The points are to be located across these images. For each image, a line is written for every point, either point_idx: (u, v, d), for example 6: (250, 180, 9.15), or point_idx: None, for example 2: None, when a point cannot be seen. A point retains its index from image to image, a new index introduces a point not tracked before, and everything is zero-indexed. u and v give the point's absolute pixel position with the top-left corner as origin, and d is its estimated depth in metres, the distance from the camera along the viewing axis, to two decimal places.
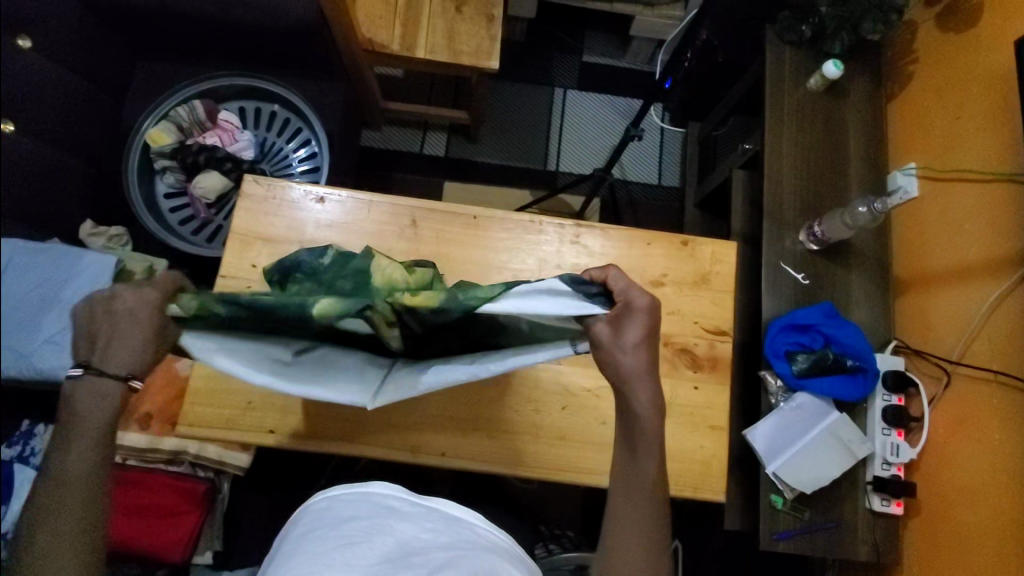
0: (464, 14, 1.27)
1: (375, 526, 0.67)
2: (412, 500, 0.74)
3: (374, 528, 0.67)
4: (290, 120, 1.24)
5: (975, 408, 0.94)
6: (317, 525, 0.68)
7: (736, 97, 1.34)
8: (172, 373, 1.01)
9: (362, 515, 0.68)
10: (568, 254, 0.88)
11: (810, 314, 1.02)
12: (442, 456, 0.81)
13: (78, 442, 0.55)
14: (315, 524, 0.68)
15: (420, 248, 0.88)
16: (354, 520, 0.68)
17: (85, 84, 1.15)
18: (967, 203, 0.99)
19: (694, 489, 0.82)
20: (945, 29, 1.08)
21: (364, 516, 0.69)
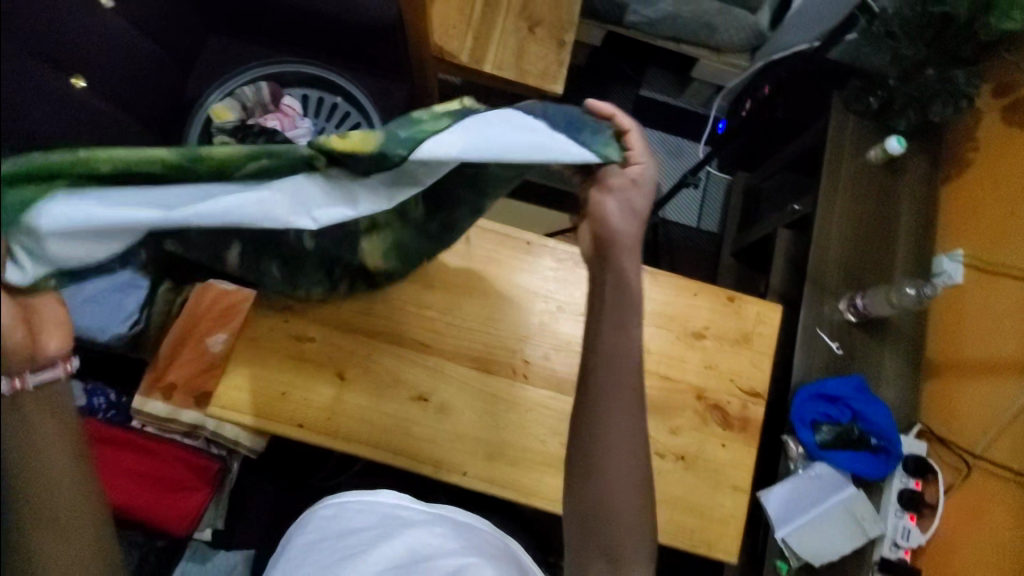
0: (535, 34, 1.28)
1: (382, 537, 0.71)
2: (419, 508, 0.77)
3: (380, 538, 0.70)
4: (349, 115, 1.24)
5: (990, 505, 0.94)
6: (329, 537, 0.72)
7: (792, 154, 1.34)
8: (201, 348, 1.02)
9: (370, 527, 0.72)
10: None
11: (841, 386, 1.02)
12: (464, 475, 0.81)
13: (46, 449, 0.50)
14: (327, 535, 0.72)
15: (470, 265, 0.88)
16: (362, 530, 0.72)
17: (159, 50, 1.17)
18: (1010, 298, 0.99)
19: (708, 547, 0.81)
20: (1009, 121, 1.08)
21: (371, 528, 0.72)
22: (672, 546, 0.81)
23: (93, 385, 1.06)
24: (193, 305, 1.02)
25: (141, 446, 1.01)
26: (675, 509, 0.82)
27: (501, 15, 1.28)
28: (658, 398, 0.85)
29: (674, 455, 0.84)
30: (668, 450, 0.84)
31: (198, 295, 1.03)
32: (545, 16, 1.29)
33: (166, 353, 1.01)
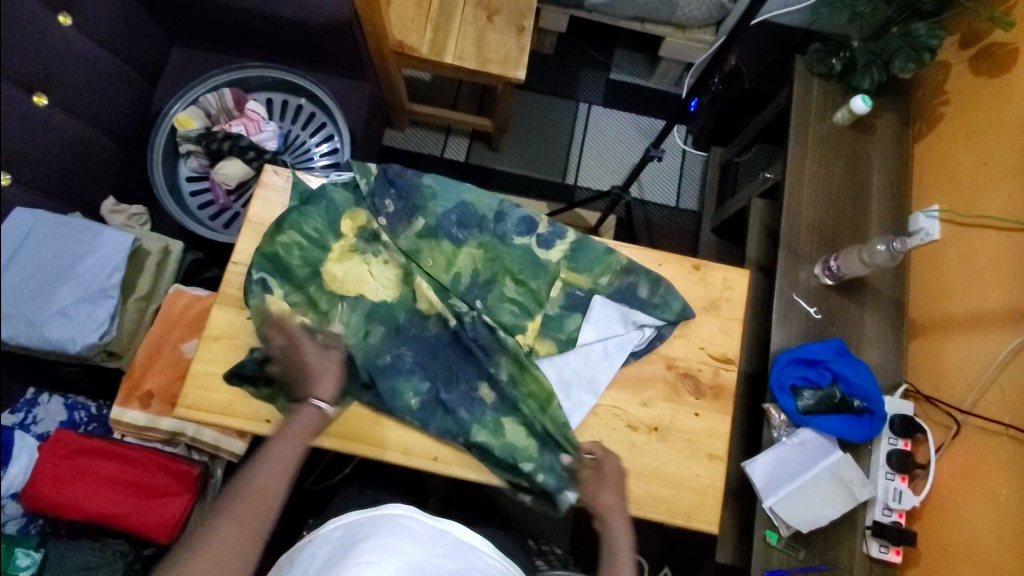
0: (495, 23, 1.28)
1: (390, 546, 0.68)
2: (424, 521, 0.74)
3: (388, 547, 0.67)
4: (315, 115, 1.25)
5: (984, 461, 0.91)
6: (331, 548, 0.68)
7: (760, 124, 1.34)
8: (176, 354, 1.02)
9: (376, 534, 0.69)
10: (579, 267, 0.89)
11: (820, 350, 1.00)
12: (435, 461, 0.81)
13: None
14: (332, 546, 0.69)
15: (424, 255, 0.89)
16: (369, 539, 0.69)
17: (121, 65, 1.18)
18: (987, 250, 0.98)
19: (686, 518, 0.80)
20: (977, 71, 1.06)
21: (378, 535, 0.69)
22: (651, 518, 0.80)
23: (72, 397, 1.07)
24: (167, 312, 1.04)
25: (118, 455, 0.99)
26: (650, 481, 0.81)
27: (460, 5, 1.28)
28: (627, 371, 0.85)
29: (647, 427, 0.83)
30: (641, 422, 0.83)
31: (173, 300, 1.05)
32: (504, 3, 1.29)
33: (141, 361, 1.02)
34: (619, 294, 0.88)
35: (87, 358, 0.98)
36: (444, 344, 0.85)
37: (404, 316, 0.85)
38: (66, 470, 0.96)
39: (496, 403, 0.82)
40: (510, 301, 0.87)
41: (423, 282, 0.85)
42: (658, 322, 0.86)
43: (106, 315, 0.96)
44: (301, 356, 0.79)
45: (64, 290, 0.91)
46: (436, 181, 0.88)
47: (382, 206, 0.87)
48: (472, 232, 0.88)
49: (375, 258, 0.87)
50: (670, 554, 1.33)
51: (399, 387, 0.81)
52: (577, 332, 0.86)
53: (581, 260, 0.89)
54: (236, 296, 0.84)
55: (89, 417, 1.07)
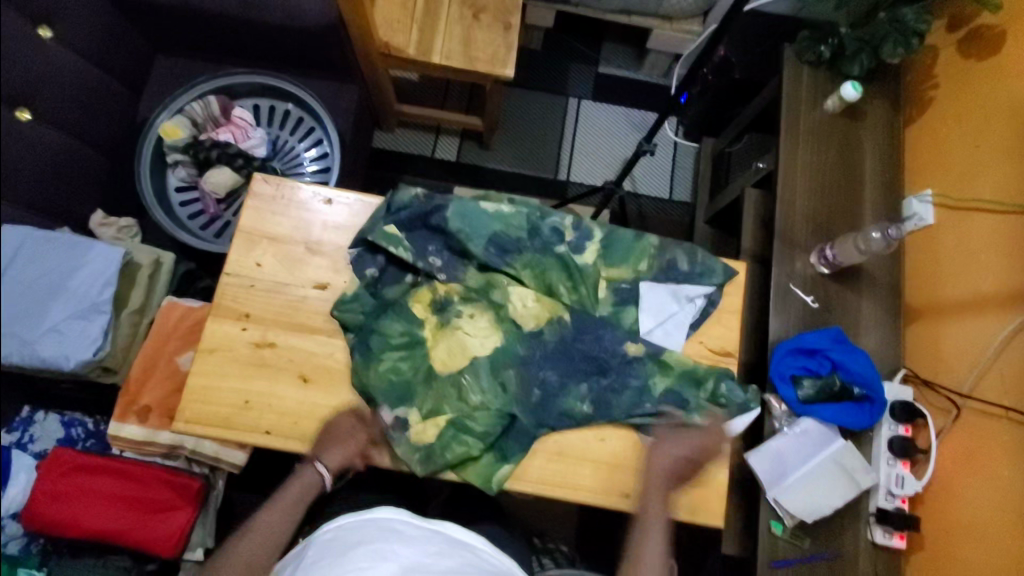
0: (481, 21, 1.27)
1: (379, 552, 0.69)
2: (416, 525, 0.76)
3: (378, 554, 0.69)
4: (304, 119, 1.24)
5: (984, 443, 0.92)
6: (322, 555, 0.70)
7: (751, 115, 1.34)
8: (172, 367, 1.02)
9: (366, 539, 0.71)
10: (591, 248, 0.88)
11: (818, 339, 1.00)
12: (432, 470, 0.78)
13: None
14: (323, 553, 0.70)
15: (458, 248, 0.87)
16: (360, 546, 0.70)
17: (103, 76, 1.16)
18: (982, 234, 0.98)
19: (691, 513, 0.81)
20: (967, 54, 1.06)
21: (370, 540, 0.71)
22: (656, 514, 0.81)
23: (69, 414, 1.06)
24: (162, 324, 1.03)
25: (117, 470, 0.98)
26: None
27: (445, 5, 1.27)
28: None
29: None
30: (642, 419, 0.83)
31: (167, 313, 1.04)
32: (490, 1, 1.29)
33: (137, 376, 1.00)
34: (661, 275, 0.88)
35: (82, 374, 0.97)
36: (571, 343, 0.84)
37: (521, 347, 0.83)
38: (67, 488, 0.95)
39: (637, 373, 0.83)
40: (573, 306, 0.85)
41: (519, 313, 0.84)
42: (709, 288, 0.87)
43: (99, 331, 0.95)
44: (471, 446, 0.78)
45: (57, 308, 0.88)
46: (459, 219, 0.85)
47: (431, 263, 0.85)
48: (513, 256, 0.86)
49: (462, 316, 0.84)
50: (675, 545, 1.33)
51: (565, 409, 0.81)
52: (637, 323, 0.85)
53: (616, 254, 0.88)
54: (230, 307, 0.83)
55: (86, 433, 1.06)
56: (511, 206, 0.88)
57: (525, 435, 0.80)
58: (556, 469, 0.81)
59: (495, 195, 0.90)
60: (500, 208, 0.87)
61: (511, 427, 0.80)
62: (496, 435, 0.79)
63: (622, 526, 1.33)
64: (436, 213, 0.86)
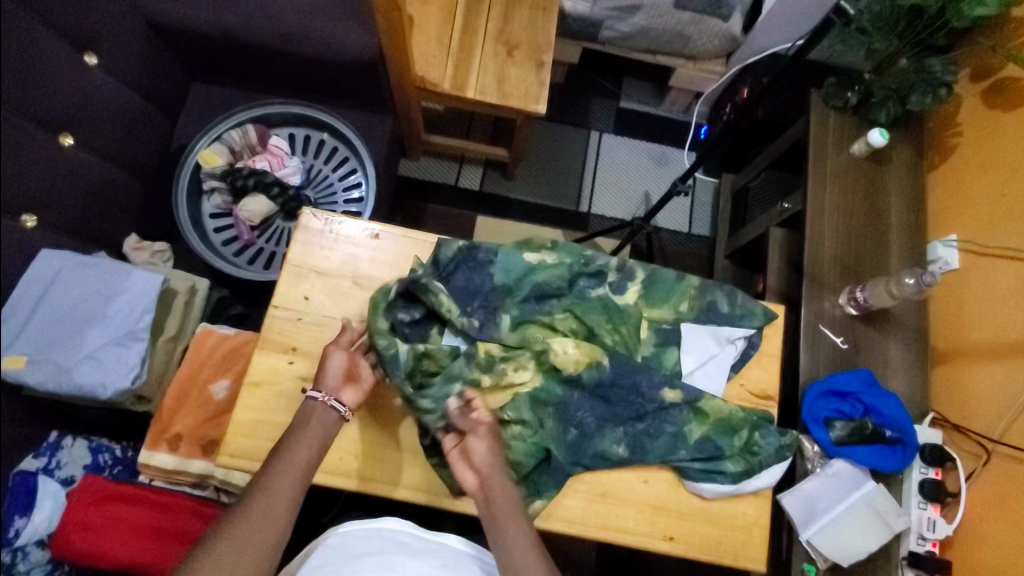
0: (514, 58, 1.30)
1: (385, 564, 0.73)
2: (420, 535, 0.80)
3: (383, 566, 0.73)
4: (338, 149, 1.26)
5: (1012, 489, 0.92)
6: (330, 561, 0.74)
7: (774, 155, 1.37)
8: (205, 396, 1.02)
9: (373, 551, 0.75)
10: (630, 286, 0.89)
11: (850, 381, 1.01)
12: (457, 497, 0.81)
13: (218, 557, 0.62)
14: (329, 558, 0.74)
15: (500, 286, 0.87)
16: (366, 557, 0.74)
17: (143, 102, 1.18)
18: (1008, 280, 0.99)
19: (733, 557, 0.82)
20: (991, 104, 1.09)
21: (377, 551, 0.75)
22: (698, 558, 0.81)
23: (96, 439, 1.06)
24: (196, 352, 1.03)
25: (148, 500, 0.97)
26: (697, 521, 0.82)
27: (480, 41, 1.30)
28: None
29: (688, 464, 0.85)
30: None
31: (202, 340, 1.04)
32: (522, 38, 1.32)
33: (170, 404, 1.01)
34: (702, 317, 0.89)
35: (117, 402, 0.96)
36: (608, 385, 0.83)
37: (562, 389, 0.83)
38: (97, 518, 0.94)
39: (675, 420, 0.83)
40: (612, 348, 0.86)
41: (558, 354, 0.82)
42: (749, 331, 0.89)
43: (137, 358, 0.92)
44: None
45: (93, 334, 0.90)
46: (503, 274, 0.86)
47: (472, 322, 0.82)
48: (553, 302, 0.87)
49: (508, 372, 0.80)
50: None
51: (601, 451, 0.81)
52: (679, 363, 0.87)
53: (657, 294, 0.89)
54: (277, 340, 0.83)
55: (113, 459, 1.07)
56: (553, 255, 0.88)
57: (559, 473, 0.80)
58: (595, 509, 0.81)
59: (535, 241, 0.90)
60: (543, 259, 0.88)
61: (548, 464, 0.80)
62: (530, 470, 0.80)
63: (643, 563, 1.33)
64: (478, 266, 0.87)
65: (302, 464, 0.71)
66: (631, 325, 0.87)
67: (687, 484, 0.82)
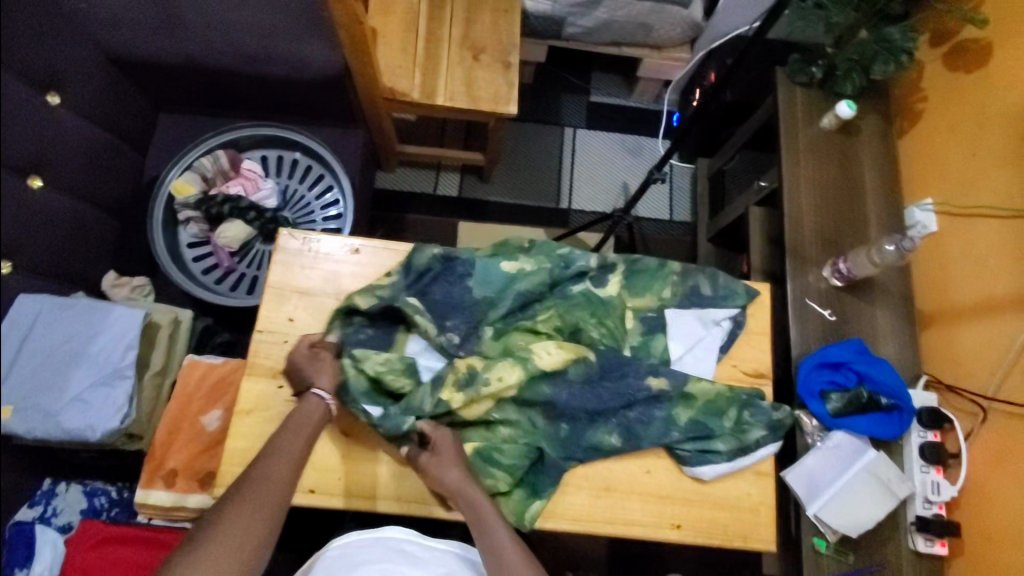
0: (481, 61, 1.30)
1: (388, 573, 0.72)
2: (422, 543, 0.79)
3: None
4: (312, 167, 1.25)
5: (1012, 444, 0.92)
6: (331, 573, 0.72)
7: (747, 135, 1.38)
8: (198, 428, 1.00)
9: (375, 560, 0.74)
10: (609, 278, 0.89)
11: (842, 352, 1.02)
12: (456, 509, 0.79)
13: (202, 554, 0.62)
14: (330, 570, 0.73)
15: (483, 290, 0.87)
16: (368, 565, 0.73)
17: (110, 137, 1.16)
18: (987, 238, 1.00)
19: (743, 539, 0.81)
20: (952, 67, 1.10)
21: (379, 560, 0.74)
22: (708, 543, 0.81)
23: (90, 482, 1.03)
24: (184, 384, 1.02)
25: (147, 540, 0.95)
26: (704, 506, 0.82)
27: (445, 48, 1.30)
28: None
29: None
30: None
31: (189, 372, 1.03)
32: (488, 41, 1.32)
33: (162, 440, 0.99)
34: (685, 300, 0.90)
35: (107, 443, 0.94)
36: (597, 380, 0.83)
37: (548, 386, 0.81)
38: (96, 562, 0.92)
39: (663, 405, 0.83)
40: (600, 343, 0.86)
41: (542, 358, 0.81)
42: (733, 310, 0.90)
43: (124, 397, 0.92)
44: (499, 478, 0.78)
45: (76, 376, 0.88)
46: (482, 284, 0.87)
47: (451, 338, 0.83)
48: (535, 307, 0.87)
49: (491, 383, 0.78)
50: (709, 568, 1.32)
51: (595, 444, 0.81)
52: (667, 350, 0.87)
53: (637, 283, 0.90)
54: (265, 365, 0.82)
55: (110, 502, 1.03)
56: (531, 262, 0.88)
57: (555, 471, 0.79)
58: (600, 505, 0.81)
59: (511, 244, 0.90)
60: (521, 268, 0.88)
61: (544, 462, 0.80)
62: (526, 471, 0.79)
63: (655, 553, 1.32)
64: (457, 278, 0.87)
65: (297, 458, 0.72)
66: (615, 318, 0.87)
67: (685, 469, 0.82)
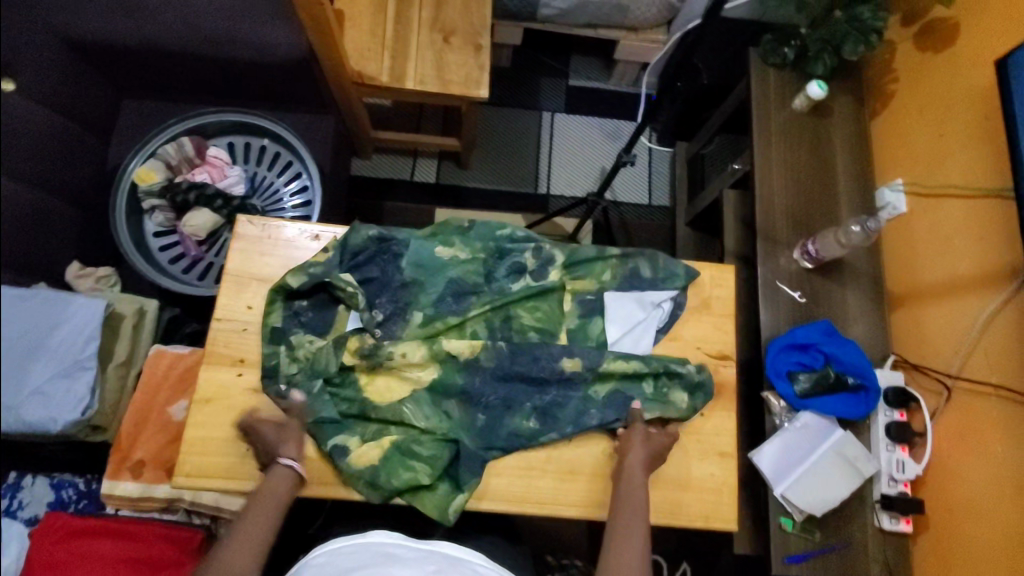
0: (451, 44, 1.28)
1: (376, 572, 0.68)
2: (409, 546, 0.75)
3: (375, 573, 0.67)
4: (280, 153, 1.23)
5: (975, 421, 0.94)
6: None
7: (722, 118, 1.37)
8: (164, 419, 1.00)
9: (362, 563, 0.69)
10: (547, 260, 0.89)
11: (810, 333, 1.02)
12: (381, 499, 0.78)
13: None
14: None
15: (425, 273, 0.86)
16: (356, 567, 0.69)
17: (70, 125, 1.14)
18: (953, 218, 1.01)
19: (706, 519, 0.82)
20: (922, 47, 1.10)
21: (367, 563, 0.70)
22: (672, 524, 0.82)
23: (58, 475, 1.03)
24: (150, 374, 1.01)
25: (114, 531, 0.95)
26: (667, 488, 0.82)
27: (415, 30, 1.28)
28: None
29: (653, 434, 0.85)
30: None
31: (155, 362, 1.02)
32: (458, 23, 1.29)
33: (128, 431, 0.98)
34: (626, 283, 0.89)
35: (70, 435, 0.93)
36: (509, 365, 0.82)
37: (460, 377, 0.82)
38: (62, 556, 0.91)
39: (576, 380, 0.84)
40: (533, 329, 0.85)
41: (452, 344, 0.81)
42: (673, 292, 0.89)
43: (84, 388, 0.91)
44: (418, 471, 0.77)
45: (37, 368, 0.80)
46: (414, 267, 0.86)
47: (375, 316, 0.83)
48: (471, 299, 0.86)
49: (395, 358, 0.80)
50: (687, 548, 1.34)
51: (512, 429, 0.81)
52: (603, 332, 0.86)
53: (578, 268, 0.89)
54: (223, 353, 0.82)
55: (78, 493, 1.02)
56: (466, 250, 0.88)
57: (475, 462, 0.79)
58: (565, 487, 0.81)
59: (452, 225, 0.91)
60: (456, 255, 0.88)
61: (459, 454, 0.79)
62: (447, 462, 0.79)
63: None
64: (392, 259, 0.87)
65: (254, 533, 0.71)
66: (555, 306, 0.87)
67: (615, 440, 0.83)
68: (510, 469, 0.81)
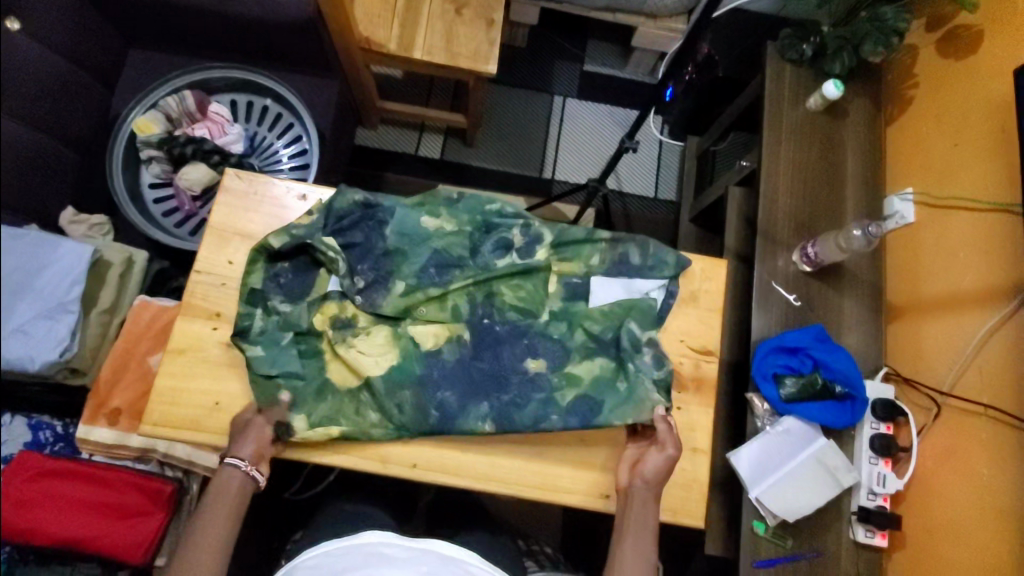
0: (463, 16, 1.25)
1: None
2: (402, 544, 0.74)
3: None
4: (282, 115, 1.22)
5: (962, 441, 0.91)
6: None
7: (734, 114, 1.34)
8: (143, 369, 1.00)
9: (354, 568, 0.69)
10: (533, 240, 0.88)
11: (799, 337, 1.00)
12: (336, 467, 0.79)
13: None
14: None
15: (410, 244, 0.85)
16: None
17: (75, 70, 1.13)
18: (959, 231, 0.98)
19: (673, 513, 0.81)
20: (945, 52, 1.06)
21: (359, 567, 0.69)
22: None
23: (36, 417, 1.03)
24: (133, 324, 1.01)
25: (86, 475, 0.96)
26: None
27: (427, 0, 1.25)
28: None
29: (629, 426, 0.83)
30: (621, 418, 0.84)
31: (139, 312, 1.02)
32: None
33: (107, 377, 0.98)
34: (614, 268, 0.87)
35: (49, 376, 0.94)
36: (470, 359, 0.82)
37: (420, 367, 0.80)
38: (31, 494, 0.90)
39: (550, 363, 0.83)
40: (512, 307, 0.85)
41: (417, 330, 0.82)
42: (661, 281, 0.87)
43: (66, 331, 0.89)
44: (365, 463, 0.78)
45: (23, 306, 0.79)
46: (398, 236, 0.85)
47: (355, 282, 0.82)
48: (454, 273, 0.84)
49: (359, 335, 0.82)
50: (661, 545, 1.33)
51: (457, 411, 0.78)
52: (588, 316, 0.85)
53: (566, 250, 0.88)
54: (200, 306, 0.82)
55: (55, 437, 1.03)
56: (452, 223, 0.87)
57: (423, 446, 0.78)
58: (532, 468, 0.81)
59: (440, 196, 0.89)
60: (441, 228, 0.86)
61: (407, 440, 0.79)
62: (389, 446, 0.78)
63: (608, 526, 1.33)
64: (377, 226, 0.86)
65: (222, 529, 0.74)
66: (537, 288, 0.85)
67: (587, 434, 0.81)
68: (480, 447, 0.81)
